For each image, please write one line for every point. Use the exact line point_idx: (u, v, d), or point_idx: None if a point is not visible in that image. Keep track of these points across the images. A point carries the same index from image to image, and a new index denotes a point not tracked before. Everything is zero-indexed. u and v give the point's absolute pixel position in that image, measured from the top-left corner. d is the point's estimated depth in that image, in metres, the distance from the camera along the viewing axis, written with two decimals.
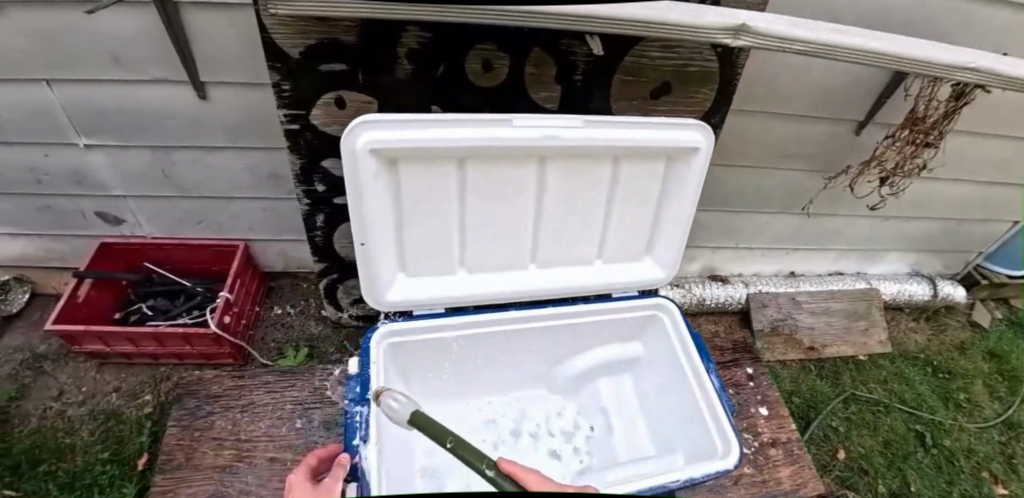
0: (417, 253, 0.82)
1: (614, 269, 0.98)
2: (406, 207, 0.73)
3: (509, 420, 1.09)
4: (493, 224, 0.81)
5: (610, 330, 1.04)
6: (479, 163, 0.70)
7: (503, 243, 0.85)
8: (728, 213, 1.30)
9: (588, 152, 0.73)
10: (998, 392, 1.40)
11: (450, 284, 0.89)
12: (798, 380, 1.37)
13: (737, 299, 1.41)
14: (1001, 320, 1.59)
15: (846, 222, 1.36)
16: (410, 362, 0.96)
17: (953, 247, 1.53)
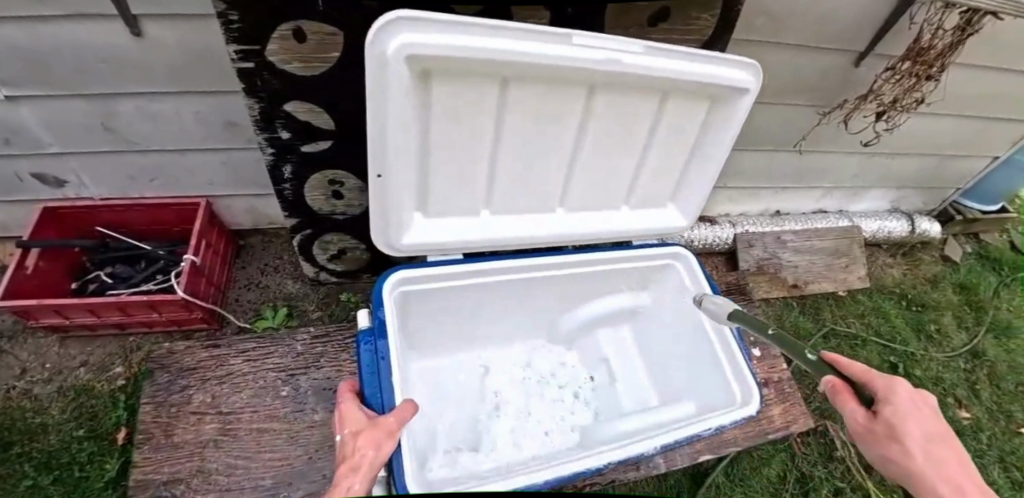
0: (439, 190, 0.78)
1: (635, 214, 0.98)
2: (439, 134, 0.67)
3: (513, 369, 1.11)
4: (524, 159, 0.78)
5: (621, 279, 1.05)
6: (527, 91, 0.66)
7: (529, 181, 0.82)
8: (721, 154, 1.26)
9: (635, 83, 0.70)
10: (965, 322, 1.47)
11: (470, 225, 0.87)
12: (781, 317, 1.39)
13: (724, 239, 1.41)
14: (971, 253, 1.65)
15: (835, 159, 1.34)
16: (421, 311, 0.94)
17: (935, 183, 1.54)
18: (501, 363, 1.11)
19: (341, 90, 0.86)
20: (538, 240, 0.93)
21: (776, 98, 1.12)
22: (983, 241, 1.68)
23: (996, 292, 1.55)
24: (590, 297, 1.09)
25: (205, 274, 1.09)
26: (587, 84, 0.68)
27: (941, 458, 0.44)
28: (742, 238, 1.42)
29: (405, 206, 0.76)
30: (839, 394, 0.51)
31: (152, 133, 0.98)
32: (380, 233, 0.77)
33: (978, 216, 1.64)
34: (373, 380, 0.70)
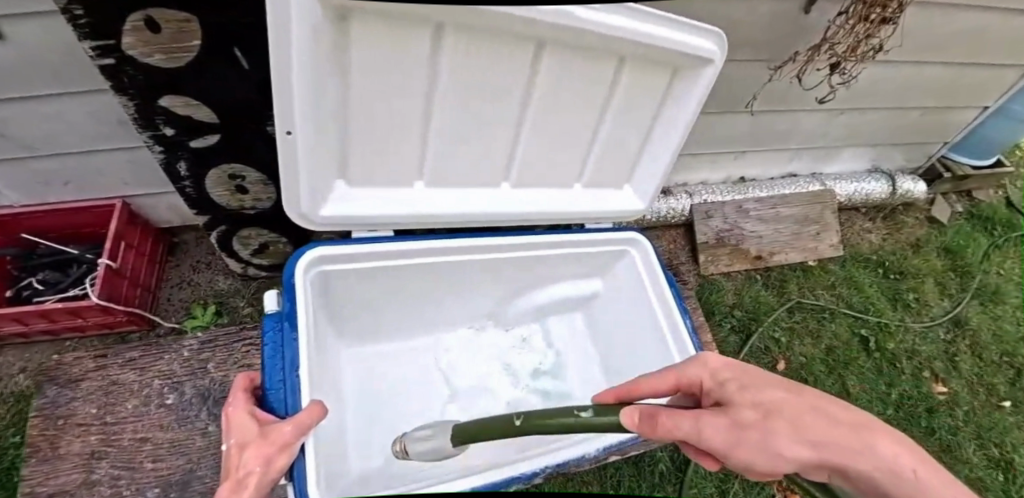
0: (364, 159, 0.68)
1: (586, 194, 0.92)
2: (355, 96, 0.57)
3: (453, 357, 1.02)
4: (463, 126, 0.69)
5: (574, 264, 0.98)
6: (476, 48, 0.57)
7: (469, 152, 0.74)
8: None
9: (598, 43, 0.60)
10: (948, 289, 1.37)
11: (399, 199, 0.77)
12: (741, 291, 1.31)
13: (679, 211, 1.32)
14: (960, 214, 1.53)
15: (796, 118, 1.23)
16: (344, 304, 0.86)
17: (918, 138, 1.41)
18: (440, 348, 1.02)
19: (218, 82, 0.81)
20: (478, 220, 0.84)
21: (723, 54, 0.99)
22: (975, 200, 1.56)
23: (984, 255, 1.45)
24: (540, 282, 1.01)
25: (126, 276, 1.06)
26: (536, 41, 0.59)
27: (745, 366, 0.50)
28: (699, 210, 1.33)
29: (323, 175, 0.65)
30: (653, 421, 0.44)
31: (49, 137, 0.92)
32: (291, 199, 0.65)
33: (970, 173, 1.50)
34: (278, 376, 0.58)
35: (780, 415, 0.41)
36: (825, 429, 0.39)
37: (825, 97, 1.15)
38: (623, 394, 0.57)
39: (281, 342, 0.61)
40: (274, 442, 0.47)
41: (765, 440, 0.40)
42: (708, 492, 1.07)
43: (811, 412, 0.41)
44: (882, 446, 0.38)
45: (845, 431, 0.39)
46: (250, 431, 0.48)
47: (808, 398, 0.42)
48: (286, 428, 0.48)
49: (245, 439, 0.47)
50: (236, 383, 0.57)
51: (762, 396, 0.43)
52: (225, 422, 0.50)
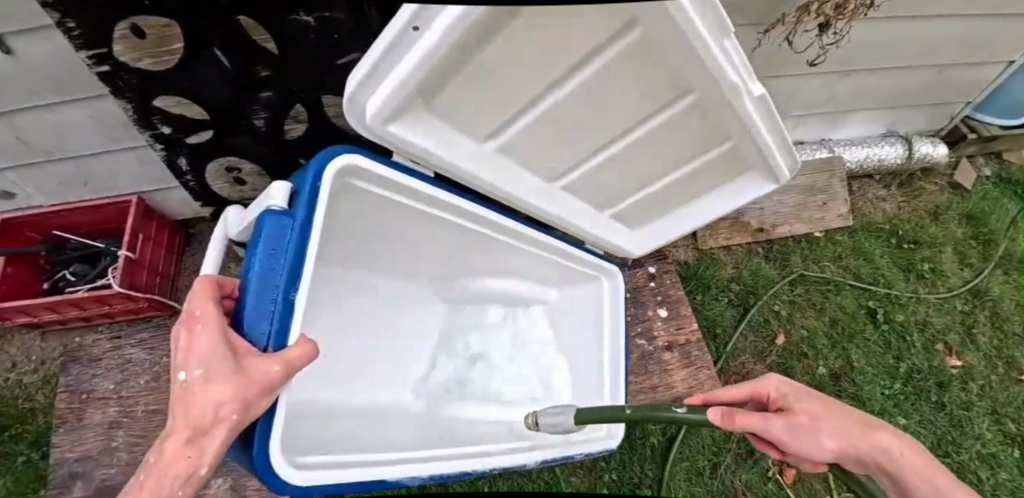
0: (454, 114, 0.60)
1: (604, 221, 0.91)
2: (482, 68, 0.51)
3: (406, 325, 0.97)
4: (551, 125, 0.64)
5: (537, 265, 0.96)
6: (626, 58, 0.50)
7: (534, 152, 0.71)
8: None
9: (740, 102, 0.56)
10: (968, 259, 1.31)
11: (461, 148, 0.67)
12: (741, 265, 1.27)
13: None
14: (988, 178, 1.44)
15: (794, 82, 1.16)
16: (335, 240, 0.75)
17: (940, 98, 1.32)
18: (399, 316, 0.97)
19: (205, 83, 0.87)
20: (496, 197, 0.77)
21: None
22: (1005, 162, 1.46)
23: (1010, 221, 1.37)
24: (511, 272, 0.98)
25: (146, 266, 1.16)
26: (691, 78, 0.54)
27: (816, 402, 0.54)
28: None
29: (404, 103, 0.54)
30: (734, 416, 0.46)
31: (66, 141, 1.00)
32: (358, 100, 0.54)
33: (999, 134, 1.39)
34: (267, 295, 0.51)
35: (844, 422, 0.49)
36: (878, 442, 0.49)
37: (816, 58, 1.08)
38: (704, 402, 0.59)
39: (282, 253, 0.54)
40: (250, 390, 0.41)
41: (822, 430, 0.48)
42: (701, 465, 1.08)
43: (843, 422, 0.49)
44: (891, 443, 0.49)
45: (887, 441, 0.49)
46: (219, 357, 0.41)
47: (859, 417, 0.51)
48: (267, 367, 0.43)
49: (216, 368, 0.40)
50: (204, 282, 0.47)
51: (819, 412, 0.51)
52: (190, 338, 0.42)
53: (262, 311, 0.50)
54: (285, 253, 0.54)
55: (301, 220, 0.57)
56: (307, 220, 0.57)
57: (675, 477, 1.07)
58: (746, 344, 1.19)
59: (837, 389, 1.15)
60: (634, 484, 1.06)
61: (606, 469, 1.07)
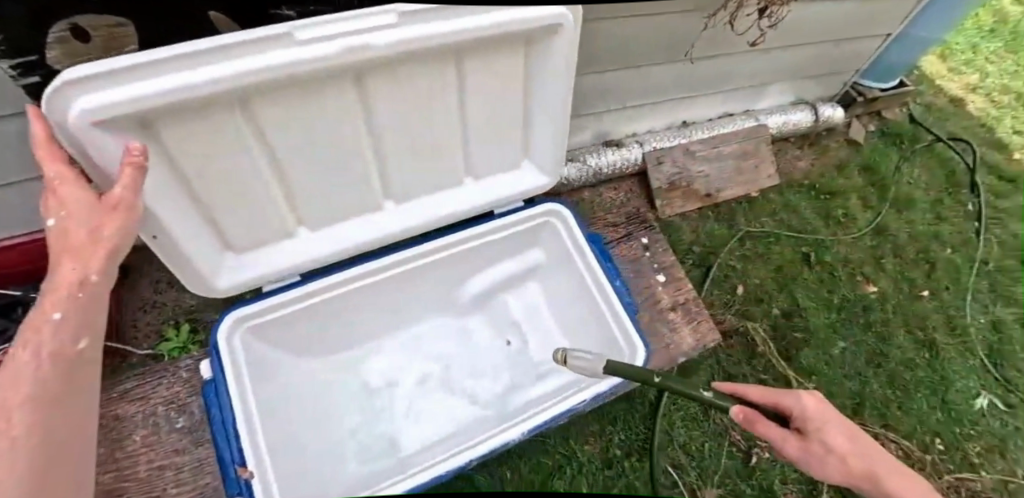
0: (241, 229, 0.63)
1: (532, 231, 0.85)
2: (216, 169, 0.53)
3: (416, 351, 0.88)
4: (424, 149, 0.65)
5: (493, 250, 0.85)
6: (338, 93, 0.52)
7: (407, 187, 0.71)
8: (613, 74, 1.14)
9: (477, 49, 0.54)
10: (869, 202, 1.53)
11: (292, 246, 0.70)
12: (698, 230, 1.36)
13: (632, 161, 1.35)
14: (874, 133, 1.72)
15: (727, 62, 1.28)
16: (279, 323, 0.72)
17: (837, 68, 1.53)
18: (411, 350, 0.88)
19: None
20: (414, 225, 0.75)
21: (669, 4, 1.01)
22: (884, 119, 1.76)
23: (896, 168, 1.63)
24: (480, 262, 0.86)
25: None
26: (454, 53, 0.54)
27: (827, 417, 0.61)
28: (651, 157, 1.37)
29: (212, 265, 0.64)
30: (749, 419, 0.62)
31: None
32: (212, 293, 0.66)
33: (879, 95, 1.69)
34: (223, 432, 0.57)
35: (856, 454, 0.59)
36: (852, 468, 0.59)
37: (750, 35, 1.20)
38: (736, 390, 0.70)
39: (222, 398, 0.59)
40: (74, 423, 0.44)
41: (821, 458, 0.59)
42: (694, 411, 1.17)
43: (846, 430, 0.61)
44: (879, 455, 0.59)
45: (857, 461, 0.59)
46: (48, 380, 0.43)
47: (829, 421, 0.60)
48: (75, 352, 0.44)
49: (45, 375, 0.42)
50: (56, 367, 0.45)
51: (832, 438, 0.59)
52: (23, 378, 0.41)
53: (224, 456, 0.56)
54: (212, 396, 0.60)
55: (219, 366, 0.62)
56: (223, 381, 0.60)
57: (677, 429, 1.15)
58: (713, 297, 1.28)
59: (792, 326, 1.28)
60: (643, 439, 1.14)
61: (615, 432, 1.14)
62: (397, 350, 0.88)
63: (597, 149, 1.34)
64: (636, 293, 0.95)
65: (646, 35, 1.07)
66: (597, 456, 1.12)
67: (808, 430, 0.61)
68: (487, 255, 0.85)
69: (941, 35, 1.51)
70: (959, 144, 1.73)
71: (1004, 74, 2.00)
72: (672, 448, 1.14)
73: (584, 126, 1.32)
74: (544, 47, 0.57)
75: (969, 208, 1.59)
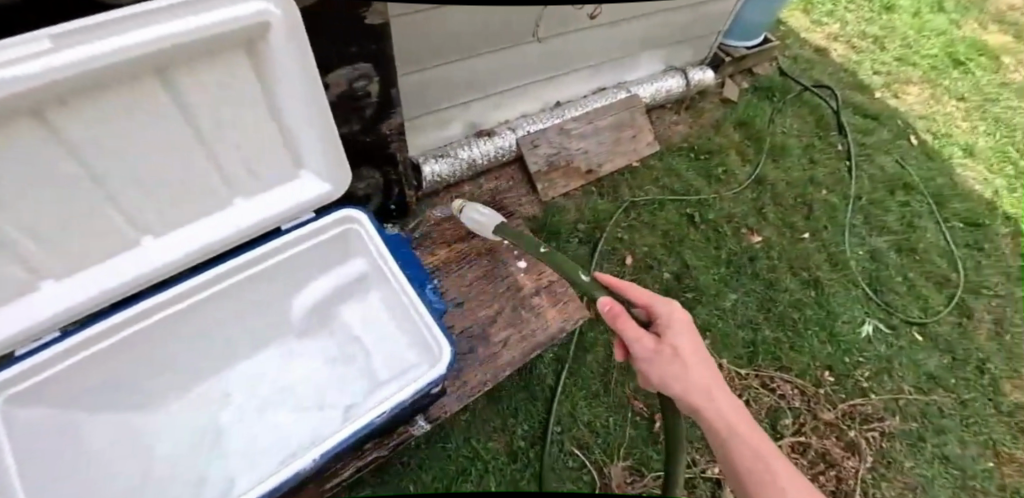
0: None
1: (337, 243, 0.79)
2: None
3: (237, 392, 0.80)
4: (146, 175, 0.55)
5: (298, 269, 0.78)
6: (20, 134, 0.43)
7: (144, 221, 0.59)
8: (456, 65, 1.12)
9: (173, 53, 0.47)
10: (746, 156, 1.59)
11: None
12: (581, 207, 1.36)
13: (507, 148, 1.35)
14: (747, 90, 1.80)
15: (580, 37, 1.28)
16: (47, 413, 0.61)
17: (698, 32, 1.57)
18: (229, 391, 0.80)
19: None
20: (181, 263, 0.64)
21: None
22: (755, 75, 1.84)
23: (769, 120, 1.71)
24: (289, 283, 0.79)
25: None
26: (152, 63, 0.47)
27: (680, 323, 0.58)
28: (525, 142, 1.36)
29: None
30: (613, 312, 0.58)
31: None
32: None
33: (745, 53, 1.76)
34: None
35: (698, 365, 0.55)
36: (696, 378, 0.53)
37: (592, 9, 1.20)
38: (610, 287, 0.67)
39: None
40: None
41: (654, 356, 0.55)
42: (594, 388, 1.17)
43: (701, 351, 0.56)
44: (721, 386, 0.54)
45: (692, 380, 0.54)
46: None
47: (685, 332, 0.57)
48: None
49: None
50: None
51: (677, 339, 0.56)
52: None
53: None
54: None
55: None
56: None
57: (579, 409, 1.14)
58: (603, 272, 1.28)
59: (683, 287, 1.30)
60: (546, 426, 1.11)
61: (517, 423, 1.12)
62: (212, 393, 0.80)
63: (468, 141, 1.32)
64: (497, 282, 0.92)
65: (477, 20, 1.05)
66: (502, 452, 1.09)
67: (662, 330, 0.58)
68: (293, 274, 0.79)
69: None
70: (824, 91, 1.83)
71: (861, 20, 2.13)
72: (576, 428, 1.12)
73: (449, 119, 1.29)
74: (264, 40, 0.52)
75: (838, 148, 1.70)
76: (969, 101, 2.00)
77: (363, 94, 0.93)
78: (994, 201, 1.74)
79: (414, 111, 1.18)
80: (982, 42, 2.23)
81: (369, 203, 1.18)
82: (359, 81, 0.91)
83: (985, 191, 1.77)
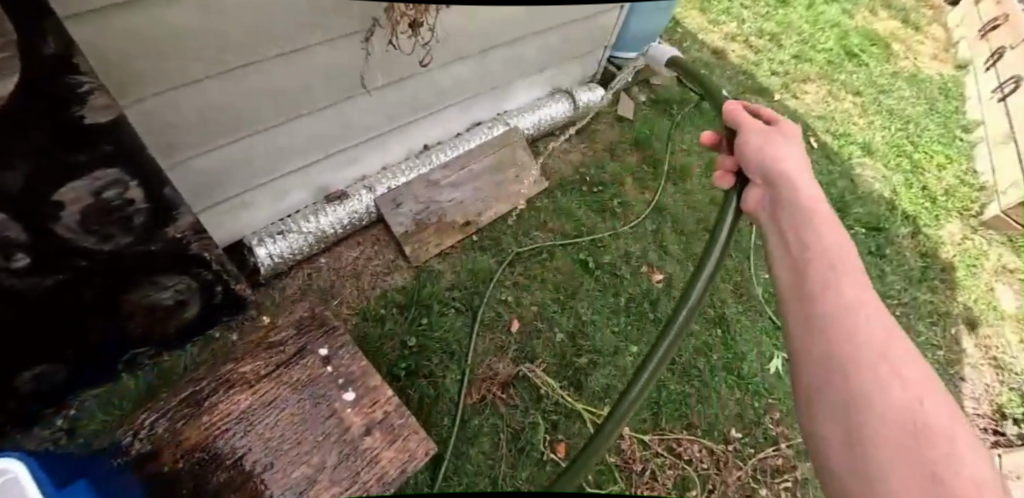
0: None
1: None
2: None
3: None
4: None
5: None
6: None
7: None
8: (255, 138, 0.89)
9: None
10: (644, 182, 1.47)
11: None
12: (459, 268, 1.19)
13: (365, 212, 1.15)
14: (644, 103, 1.68)
15: (430, 79, 1.08)
16: None
17: (581, 50, 1.42)
18: None
19: None
20: None
21: (278, 48, 0.77)
22: (652, 86, 1.73)
23: (667, 137, 1.60)
24: None
25: None
26: None
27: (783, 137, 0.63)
28: (385, 201, 1.17)
29: None
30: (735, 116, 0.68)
31: None
32: None
33: (638, 65, 1.64)
34: None
35: (794, 159, 0.60)
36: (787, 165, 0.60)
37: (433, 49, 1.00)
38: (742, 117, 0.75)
39: None
40: None
41: (764, 145, 0.63)
42: None
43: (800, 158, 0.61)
44: (811, 184, 0.58)
45: (789, 184, 0.59)
46: None
47: (787, 141, 0.63)
48: None
49: None
50: None
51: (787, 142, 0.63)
52: None
53: None
54: None
55: None
56: None
57: None
58: (486, 344, 1.12)
59: (578, 349, 1.17)
60: None
61: None
62: None
63: (317, 207, 1.12)
64: (317, 426, 0.76)
65: (265, 86, 0.81)
66: None
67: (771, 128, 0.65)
68: None
69: (671, 2, 1.41)
70: None
71: (757, 16, 2.06)
72: None
73: (282, 189, 1.07)
74: None
75: None
76: (863, 94, 1.98)
77: (124, 203, 0.68)
78: (892, 199, 1.73)
79: (210, 197, 0.95)
80: (871, 31, 2.23)
81: (186, 310, 0.95)
82: (110, 189, 0.64)
83: (883, 189, 1.75)
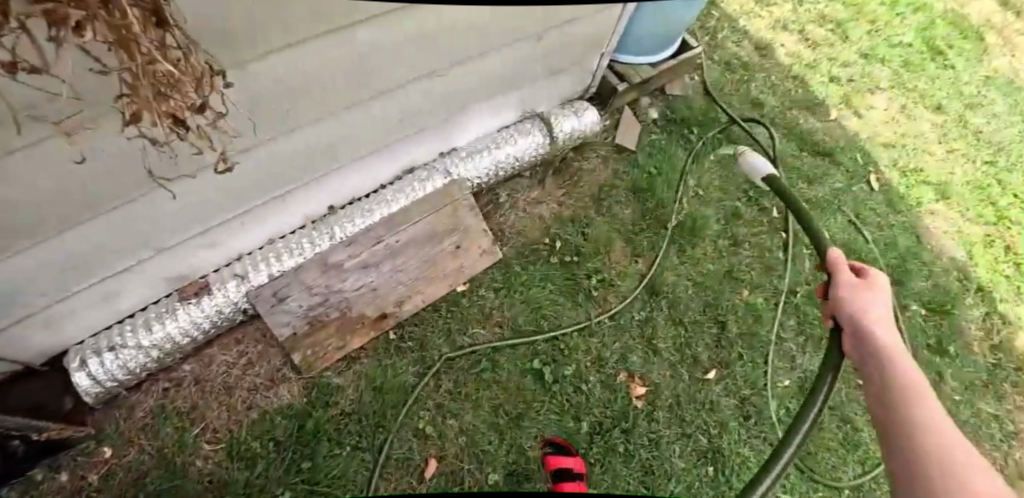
0: None
1: None
2: None
3: None
4: None
5: None
6: None
7: None
8: None
9: None
10: (639, 247, 1.11)
11: None
12: (365, 383, 0.89)
13: (233, 310, 0.86)
14: (654, 123, 1.27)
15: (296, 142, 0.72)
16: None
17: (564, 63, 1.01)
18: None
19: None
20: None
21: None
22: (669, 98, 1.30)
23: (680, 176, 1.21)
24: None
25: None
26: None
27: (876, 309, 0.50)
28: (264, 295, 0.85)
29: None
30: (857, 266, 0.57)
31: None
32: None
33: (652, 74, 1.20)
34: None
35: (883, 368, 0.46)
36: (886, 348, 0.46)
37: (260, 106, 0.61)
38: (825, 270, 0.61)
39: None
40: None
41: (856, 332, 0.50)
42: None
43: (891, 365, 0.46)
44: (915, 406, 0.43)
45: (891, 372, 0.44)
46: None
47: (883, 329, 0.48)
48: None
49: None
50: None
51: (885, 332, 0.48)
52: None
53: None
54: None
55: None
56: None
57: None
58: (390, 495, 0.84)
59: None
60: None
61: None
62: None
63: (164, 308, 0.82)
64: None
65: None
66: None
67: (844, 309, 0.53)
68: None
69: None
70: (756, 126, 1.33)
71: None
72: None
73: (106, 295, 0.77)
74: None
75: (773, 215, 1.23)
76: (946, 110, 1.50)
77: None
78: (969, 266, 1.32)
79: None
80: (971, 15, 1.68)
81: None
82: None
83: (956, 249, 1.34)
